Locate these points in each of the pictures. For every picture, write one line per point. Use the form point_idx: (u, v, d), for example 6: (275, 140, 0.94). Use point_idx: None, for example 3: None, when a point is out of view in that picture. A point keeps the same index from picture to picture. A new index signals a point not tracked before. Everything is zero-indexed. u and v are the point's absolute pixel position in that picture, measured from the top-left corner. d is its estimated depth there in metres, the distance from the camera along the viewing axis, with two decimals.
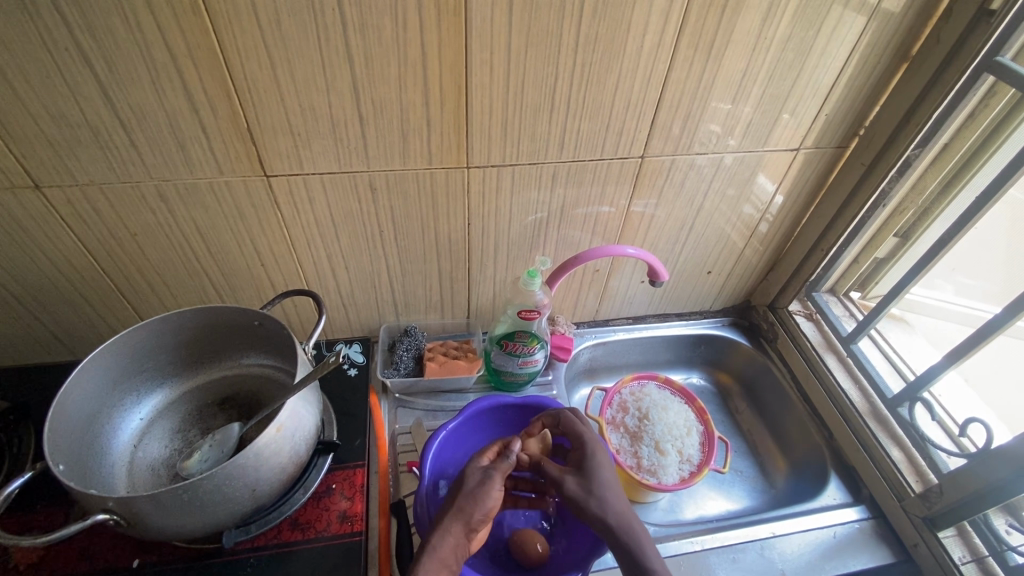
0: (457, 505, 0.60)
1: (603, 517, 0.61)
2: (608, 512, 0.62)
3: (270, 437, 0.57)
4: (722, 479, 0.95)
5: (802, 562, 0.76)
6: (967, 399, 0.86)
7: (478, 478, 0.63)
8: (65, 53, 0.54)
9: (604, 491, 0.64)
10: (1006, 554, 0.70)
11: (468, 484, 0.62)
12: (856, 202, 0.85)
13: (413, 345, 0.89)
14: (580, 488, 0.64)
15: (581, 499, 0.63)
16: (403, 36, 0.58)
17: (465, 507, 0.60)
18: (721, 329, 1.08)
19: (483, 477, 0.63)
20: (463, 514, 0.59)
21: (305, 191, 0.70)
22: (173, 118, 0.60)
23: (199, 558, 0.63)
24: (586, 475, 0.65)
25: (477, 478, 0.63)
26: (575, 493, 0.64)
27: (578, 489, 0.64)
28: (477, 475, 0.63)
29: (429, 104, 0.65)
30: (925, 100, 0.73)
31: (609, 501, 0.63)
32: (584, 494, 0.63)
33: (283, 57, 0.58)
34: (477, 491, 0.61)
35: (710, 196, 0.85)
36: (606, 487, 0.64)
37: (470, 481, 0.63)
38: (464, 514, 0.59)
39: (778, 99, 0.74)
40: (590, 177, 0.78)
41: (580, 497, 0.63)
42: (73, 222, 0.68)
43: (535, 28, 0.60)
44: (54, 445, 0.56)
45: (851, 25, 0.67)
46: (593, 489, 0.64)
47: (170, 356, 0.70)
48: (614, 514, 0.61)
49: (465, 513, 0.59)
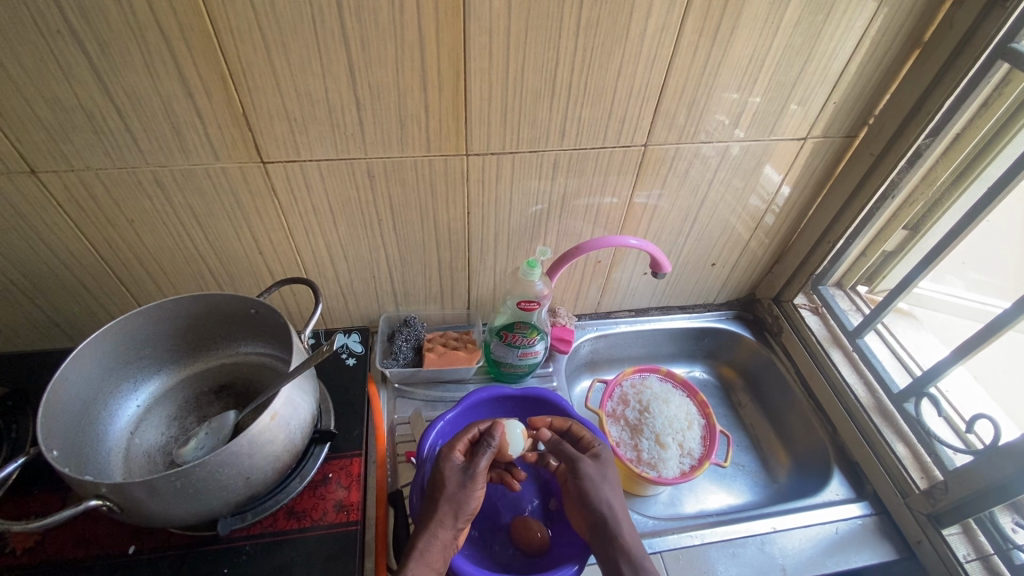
0: (446, 510, 0.60)
1: (609, 505, 0.64)
2: (614, 502, 0.64)
3: (265, 424, 0.57)
4: (723, 473, 0.94)
5: (803, 558, 0.76)
6: (975, 397, 0.84)
7: (462, 479, 0.62)
8: (58, 35, 0.53)
9: (609, 481, 0.66)
10: (1012, 553, 0.69)
11: (453, 484, 0.62)
12: (864, 193, 0.83)
13: (413, 336, 0.88)
14: (593, 470, 0.67)
15: (593, 482, 0.65)
16: (400, 20, 0.57)
17: (453, 511, 0.60)
18: (725, 322, 1.06)
19: (468, 476, 0.62)
20: (452, 518, 0.60)
21: (302, 177, 0.69)
22: (167, 103, 0.60)
23: (195, 546, 0.63)
24: (597, 462, 0.68)
25: (462, 478, 0.62)
26: (589, 475, 0.66)
27: (593, 471, 0.66)
28: (459, 473, 0.63)
29: (427, 89, 0.63)
30: (937, 87, 0.71)
31: (613, 491, 0.65)
32: (596, 479, 0.66)
33: (278, 40, 0.57)
34: (460, 495, 0.61)
35: (715, 185, 0.83)
36: (609, 479, 0.66)
37: (453, 481, 0.62)
38: (452, 518, 0.60)
39: (786, 86, 0.72)
40: (591, 167, 0.76)
41: (590, 481, 0.65)
42: (70, 208, 0.67)
43: (535, 10, 0.59)
44: (48, 430, 0.56)
45: (861, 10, 0.65)
46: (602, 476, 0.66)
47: (166, 343, 0.70)
48: (617, 505, 0.64)
49: (452, 518, 0.60)
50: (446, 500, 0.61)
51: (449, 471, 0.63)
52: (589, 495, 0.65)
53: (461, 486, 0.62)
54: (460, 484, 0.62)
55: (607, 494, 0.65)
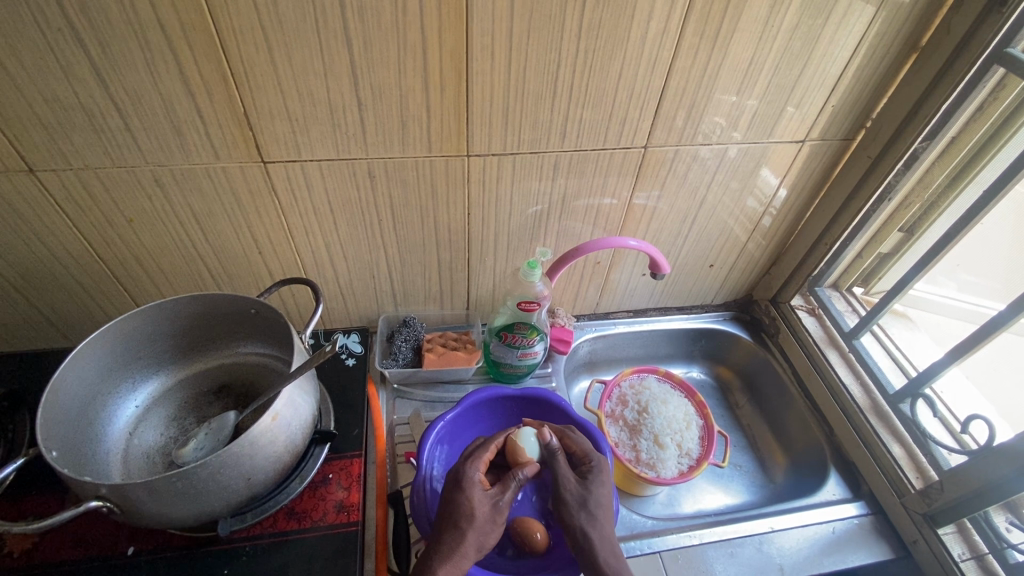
0: (472, 542, 0.58)
1: (584, 532, 0.62)
2: (591, 529, 0.62)
3: (265, 425, 0.57)
4: (720, 473, 0.94)
5: (800, 558, 0.76)
6: (969, 397, 0.85)
7: (491, 511, 0.61)
8: (57, 33, 0.53)
9: (592, 506, 0.64)
10: (1006, 552, 0.70)
11: (481, 516, 0.60)
12: (860, 195, 0.84)
13: (412, 336, 0.88)
14: (575, 497, 0.64)
15: (572, 508, 0.64)
16: (403, 21, 0.57)
17: (477, 544, 0.58)
18: (722, 323, 1.07)
19: (497, 508, 0.61)
20: (475, 551, 0.58)
21: (303, 177, 0.69)
22: (168, 102, 0.60)
23: (195, 547, 0.63)
24: (582, 485, 0.66)
25: (491, 510, 0.61)
26: (568, 499, 0.64)
27: (575, 497, 0.64)
28: (488, 505, 0.61)
29: (429, 90, 0.64)
30: (934, 91, 0.72)
31: (595, 517, 0.63)
32: (576, 504, 0.64)
33: (280, 39, 0.57)
34: (487, 528, 0.60)
35: (714, 188, 0.83)
36: (596, 501, 0.64)
37: (483, 513, 0.60)
38: (474, 551, 0.58)
39: (785, 89, 0.72)
40: (592, 168, 0.77)
41: (568, 505, 0.64)
42: (69, 208, 0.67)
43: (538, 12, 0.59)
44: (47, 431, 0.56)
45: (860, 14, 0.66)
46: (583, 501, 0.64)
47: (165, 343, 0.70)
48: (597, 533, 0.62)
49: (474, 551, 0.58)
50: (473, 532, 0.58)
51: (479, 500, 0.61)
52: (567, 518, 0.63)
53: (490, 518, 0.60)
54: (490, 516, 0.60)
55: (583, 521, 0.62)
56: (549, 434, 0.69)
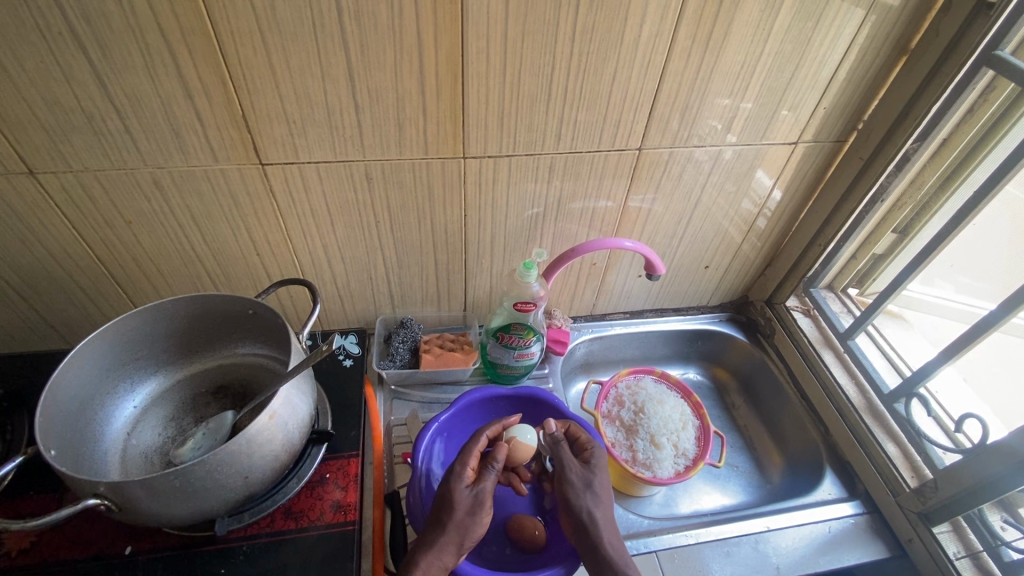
0: (453, 537, 0.58)
1: (589, 514, 0.62)
2: (596, 510, 0.63)
3: (264, 423, 0.57)
4: (717, 473, 0.95)
5: (796, 557, 0.76)
6: (964, 397, 0.86)
7: (471, 502, 0.60)
8: (59, 37, 0.54)
9: (597, 488, 0.65)
10: (1001, 550, 0.70)
11: (461, 508, 0.59)
12: (853, 196, 0.85)
13: (410, 337, 0.89)
14: (579, 479, 0.65)
15: (577, 488, 0.64)
16: (399, 24, 0.58)
17: (457, 539, 0.58)
18: (718, 324, 1.07)
19: (477, 501, 0.60)
20: (458, 547, 0.58)
21: (301, 179, 0.70)
22: (167, 105, 0.60)
23: (192, 546, 0.63)
24: (586, 468, 0.67)
25: (470, 502, 0.60)
26: (574, 482, 0.65)
27: (578, 479, 0.65)
28: (469, 498, 0.60)
29: (425, 94, 0.64)
30: (924, 94, 0.73)
31: (599, 499, 0.64)
32: (581, 484, 0.65)
33: (279, 43, 0.58)
34: (468, 520, 0.59)
35: (709, 189, 0.84)
36: (600, 484, 0.65)
37: (463, 506, 0.60)
38: (455, 545, 0.58)
39: (777, 92, 0.73)
40: (587, 170, 0.77)
41: (573, 487, 0.64)
42: (67, 208, 0.67)
43: (532, 15, 0.60)
44: (45, 430, 0.56)
45: (850, 18, 0.67)
46: (588, 483, 0.65)
47: (164, 343, 0.70)
48: (601, 513, 0.63)
49: (457, 545, 0.58)
50: (455, 526, 0.58)
51: (459, 492, 0.60)
52: (572, 500, 0.64)
53: (470, 510, 0.59)
54: (469, 508, 0.60)
55: (588, 502, 0.63)
56: (556, 427, 0.71)
